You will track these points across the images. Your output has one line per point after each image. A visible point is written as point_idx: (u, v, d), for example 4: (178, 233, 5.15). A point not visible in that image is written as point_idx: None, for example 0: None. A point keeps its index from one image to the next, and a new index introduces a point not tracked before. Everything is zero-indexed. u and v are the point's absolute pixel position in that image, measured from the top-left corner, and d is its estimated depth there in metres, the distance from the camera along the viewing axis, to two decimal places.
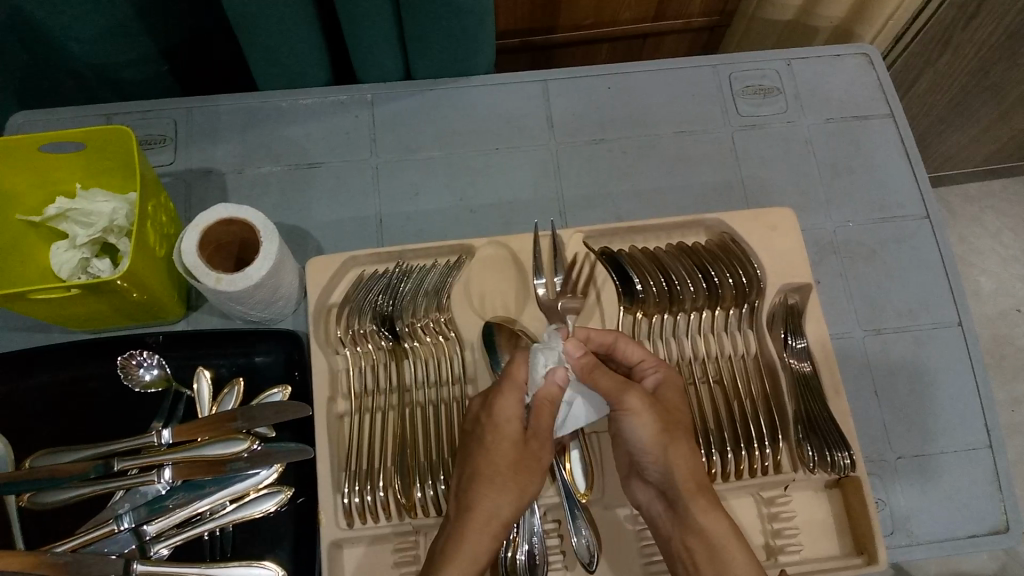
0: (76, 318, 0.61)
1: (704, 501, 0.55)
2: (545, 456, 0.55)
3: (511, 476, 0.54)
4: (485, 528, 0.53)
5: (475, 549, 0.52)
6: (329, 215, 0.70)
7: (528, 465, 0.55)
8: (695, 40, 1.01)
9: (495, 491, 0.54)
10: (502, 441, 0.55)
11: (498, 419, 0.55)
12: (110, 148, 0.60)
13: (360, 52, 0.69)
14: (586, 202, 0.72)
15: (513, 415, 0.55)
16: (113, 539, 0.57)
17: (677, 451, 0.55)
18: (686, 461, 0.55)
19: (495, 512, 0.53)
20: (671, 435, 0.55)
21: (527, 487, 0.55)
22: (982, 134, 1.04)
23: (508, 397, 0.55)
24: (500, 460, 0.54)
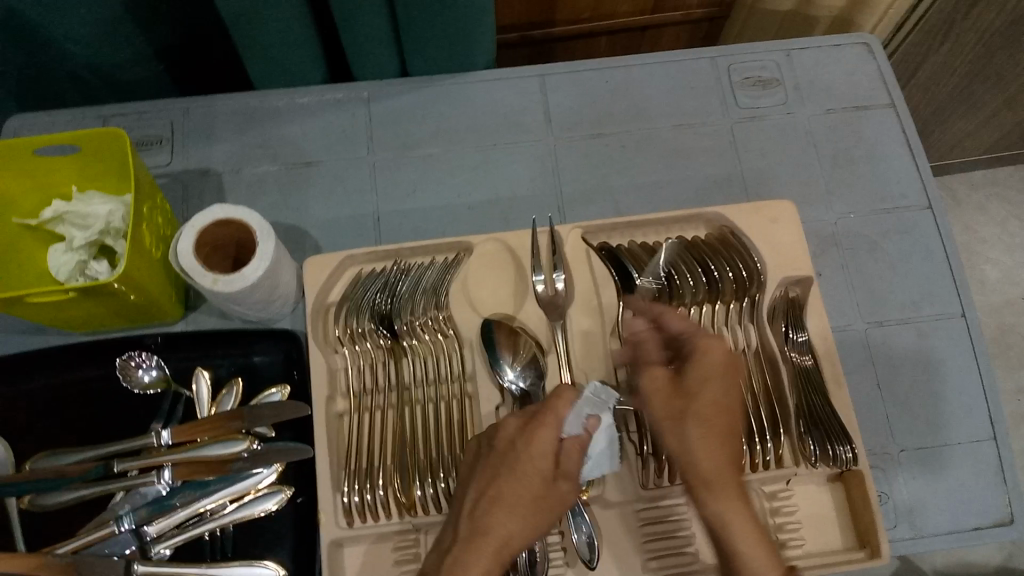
0: (74, 320, 0.61)
1: (727, 495, 0.48)
2: (568, 498, 0.52)
3: (532, 510, 0.51)
4: (493, 556, 0.49)
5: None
6: (327, 214, 0.70)
7: (552, 503, 0.52)
8: (695, 31, 1.00)
9: (512, 520, 0.50)
10: (531, 472, 0.51)
11: (535, 452, 0.51)
12: (105, 149, 0.60)
13: (356, 50, 0.69)
14: (585, 196, 0.72)
15: (550, 452, 0.51)
16: (114, 540, 0.57)
17: (691, 439, 0.50)
18: (712, 454, 0.49)
19: (506, 540, 0.50)
20: (689, 422, 0.50)
21: (542, 521, 0.51)
22: (987, 122, 1.03)
23: (547, 434, 0.51)
24: (524, 492, 0.51)
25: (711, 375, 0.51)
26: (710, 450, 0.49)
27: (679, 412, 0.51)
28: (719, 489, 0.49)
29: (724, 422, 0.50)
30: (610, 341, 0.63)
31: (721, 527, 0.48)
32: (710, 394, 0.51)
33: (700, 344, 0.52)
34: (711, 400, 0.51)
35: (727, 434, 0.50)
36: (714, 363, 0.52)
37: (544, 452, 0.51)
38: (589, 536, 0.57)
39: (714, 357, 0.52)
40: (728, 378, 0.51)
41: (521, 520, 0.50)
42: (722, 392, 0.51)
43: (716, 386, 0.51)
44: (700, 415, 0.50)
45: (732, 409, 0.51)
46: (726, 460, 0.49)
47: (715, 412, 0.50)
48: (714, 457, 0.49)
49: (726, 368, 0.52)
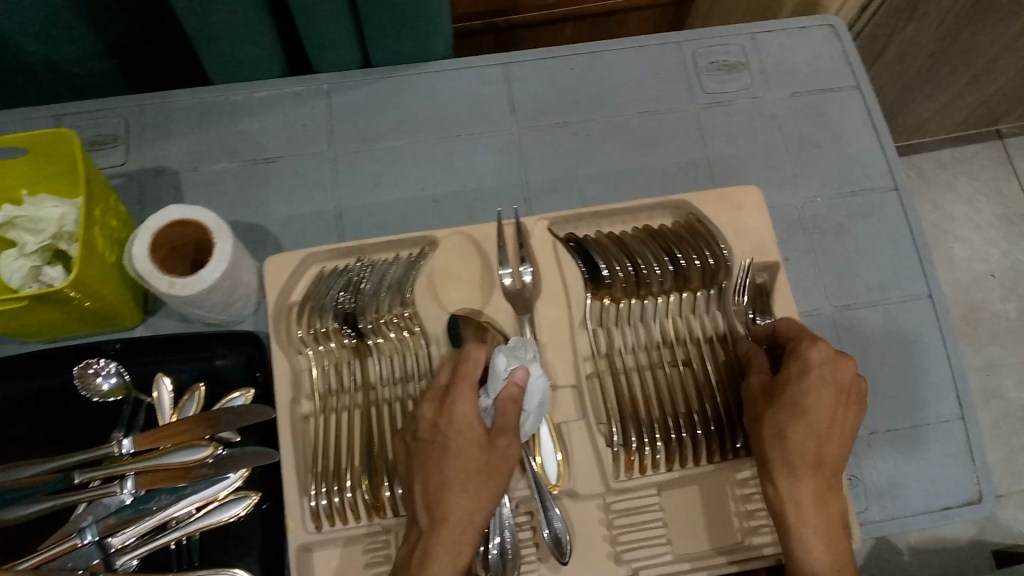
0: (29, 328, 0.59)
1: (805, 490, 0.53)
2: (512, 453, 0.52)
3: (480, 480, 0.51)
4: (460, 537, 0.50)
5: (456, 561, 0.50)
6: (288, 211, 0.69)
7: (497, 465, 0.51)
8: (661, 15, 0.99)
9: (464, 498, 0.51)
10: (463, 446, 0.51)
11: (458, 424, 0.52)
12: (55, 151, 0.58)
13: (313, 42, 0.67)
14: (550, 187, 0.71)
15: (472, 418, 0.52)
16: (78, 553, 0.56)
17: (783, 440, 0.53)
18: (806, 455, 0.53)
19: (468, 518, 0.50)
20: (788, 425, 0.53)
21: (496, 483, 0.51)
22: (954, 99, 1.03)
23: (465, 400, 0.52)
24: (465, 466, 0.51)
25: (820, 382, 0.53)
26: (803, 452, 0.53)
27: (766, 411, 0.54)
28: (797, 484, 0.53)
29: (826, 427, 0.53)
30: (578, 334, 0.62)
31: (789, 516, 0.52)
32: (814, 399, 0.53)
33: (801, 348, 0.54)
34: (818, 408, 0.53)
35: (831, 440, 0.53)
36: (825, 368, 0.53)
37: (468, 422, 0.52)
38: (561, 532, 0.56)
39: (820, 367, 0.53)
40: (829, 384, 0.53)
41: (473, 493, 0.51)
42: (822, 400, 0.53)
43: (822, 394, 0.53)
44: (797, 421, 0.53)
45: (833, 415, 0.53)
46: (818, 461, 0.53)
47: (820, 420, 0.53)
48: (802, 454, 0.53)
49: (837, 378, 0.54)
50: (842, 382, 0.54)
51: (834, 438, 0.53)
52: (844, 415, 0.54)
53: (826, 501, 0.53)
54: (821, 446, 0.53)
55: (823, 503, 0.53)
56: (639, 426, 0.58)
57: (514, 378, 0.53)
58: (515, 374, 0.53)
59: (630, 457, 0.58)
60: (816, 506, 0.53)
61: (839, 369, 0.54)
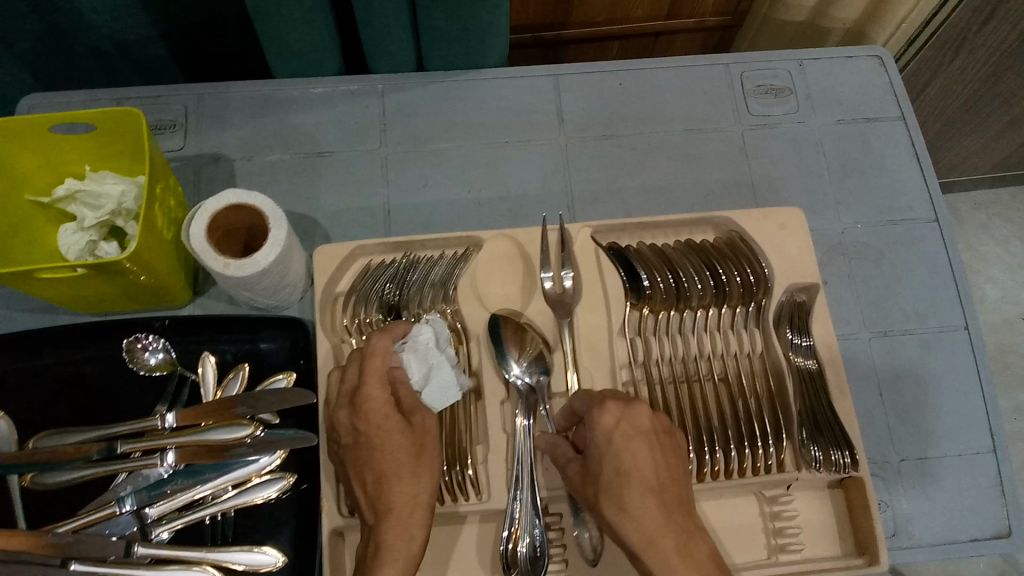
0: (81, 299, 0.61)
1: (669, 553, 0.48)
2: (429, 425, 0.55)
3: (414, 462, 0.53)
4: (409, 521, 0.52)
5: (406, 542, 0.51)
6: (339, 205, 0.70)
7: (424, 445, 0.54)
8: (707, 39, 1.01)
9: (405, 483, 0.53)
10: (389, 436, 0.54)
11: (376, 418, 0.54)
12: (121, 130, 0.60)
13: (374, 43, 0.69)
14: (595, 197, 0.72)
15: (388, 408, 0.55)
16: (115, 521, 0.57)
17: (622, 510, 0.50)
18: (651, 522, 0.49)
19: (414, 500, 0.52)
20: (617, 494, 0.51)
21: (429, 464, 0.54)
22: (992, 140, 1.04)
23: (374, 390, 0.54)
24: (394, 453, 0.53)
25: (629, 439, 0.51)
26: (642, 512, 0.50)
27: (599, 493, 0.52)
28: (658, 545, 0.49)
29: (653, 482, 0.51)
30: (616, 341, 0.63)
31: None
32: (633, 460, 0.51)
33: (592, 417, 0.53)
34: (601, 463, 0.52)
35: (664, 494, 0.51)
36: (624, 424, 0.52)
37: (382, 412, 0.54)
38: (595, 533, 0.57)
39: (606, 430, 0.52)
40: (646, 436, 0.52)
41: (412, 477, 0.53)
42: (628, 449, 0.51)
43: (634, 450, 0.51)
44: (626, 485, 0.51)
45: (636, 470, 0.51)
46: (666, 519, 0.50)
47: (649, 475, 0.51)
48: (649, 517, 0.49)
49: (635, 425, 0.52)
50: (644, 426, 0.52)
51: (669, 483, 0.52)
52: (666, 459, 0.52)
53: (693, 552, 0.49)
54: (653, 505, 0.50)
55: (690, 553, 0.49)
56: None
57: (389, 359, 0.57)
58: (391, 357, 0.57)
59: None
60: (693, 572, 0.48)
61: (634, 416, 0.52)
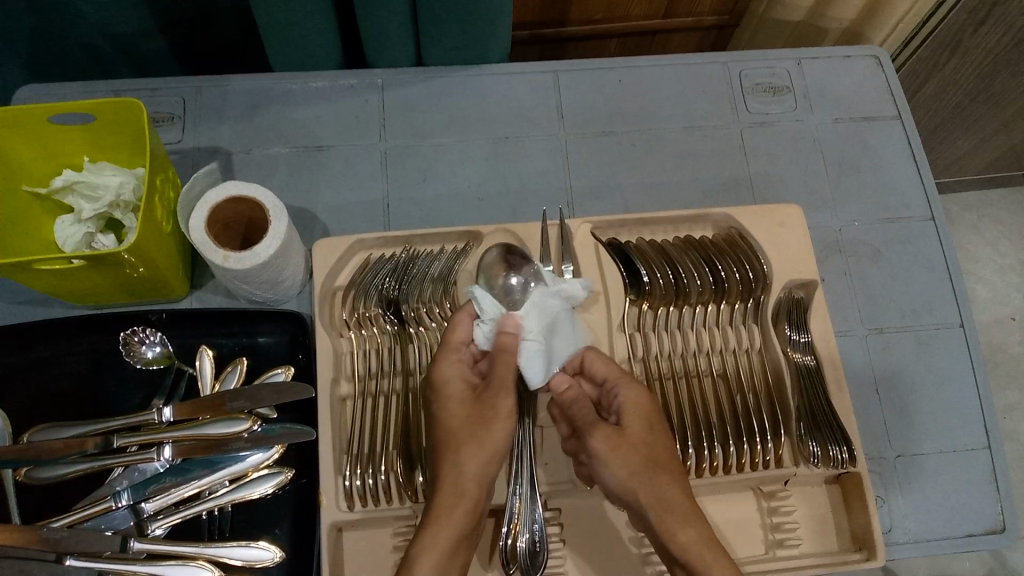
0: (78, 291, 0.60)
1: (698, 532, 0.51)
2: (502, 404, 0.55)
3: (473, 433, 0.54)
4: (459, 492, 0.53)
5: (453, 516, 0.52)
6: (337, 199, 0.70)
7: (486, 419, 0.55)
8: (703, 38, 1.02)
9: (461, 456, 0.54)
10: (451, 406, 0.55)
11: (443, 383, 0.56)
12: (120, 121, 0.60)
13: (373, 37, 0.69)
14: (594, 193, 0.72)
15: (456, 376, 0.56)
16: (110, 516, 0.57)
17: (654, 488, 0.52)
18: (678, 506, 0.52)
19: (464, 474, 0.53)
20: (652, 473, 0.53)
21: (489, 440, 0.54)
22: (984, 142, 1.05)
23: (446, 362, 0.56)
24: (454, 423, 0.55)
25: (654, 422, 0.55)
26: (672, 493, 0.53)
27: (633, 466, 0.53)
28: (684, 527, 0.51)
29: (676, 467, 0.54)
30: (615, 336, 0.63)
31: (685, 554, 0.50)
32: (660, 444, 0.54)
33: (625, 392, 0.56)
34: (640, 438, 0.54)
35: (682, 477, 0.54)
36: (652, 409, 0.55)
37: (449, 380, 0.56)
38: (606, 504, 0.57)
39: (637, 405, 0.55)
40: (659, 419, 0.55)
41: (467, 451, 0.54)
42: (660, 436, 0.54)
43: (660, 432, 0.55)
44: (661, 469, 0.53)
45: (666, 452, 0.54)
46: (689, 501, 0.53)
47: (670, 459, 0.54)
48: (674, 492, 0.53)
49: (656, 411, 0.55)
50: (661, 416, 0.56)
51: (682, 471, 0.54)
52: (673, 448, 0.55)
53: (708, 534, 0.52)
54: (678, 489, 0.53)
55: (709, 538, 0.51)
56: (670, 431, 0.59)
57: (503, 325, 0.56)
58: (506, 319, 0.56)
59: None
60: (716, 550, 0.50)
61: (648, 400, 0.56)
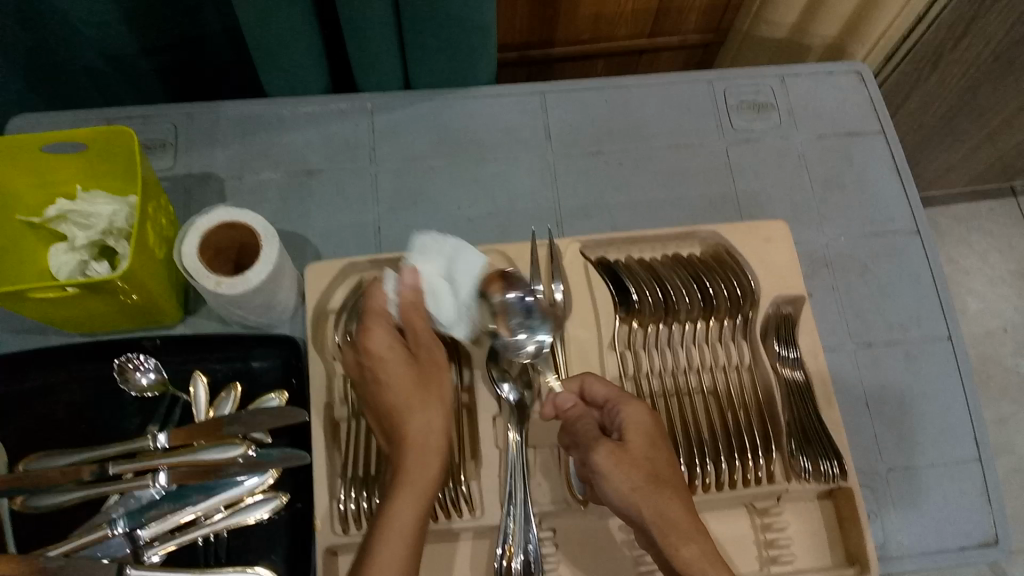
0: (73, 318, 0.61)
1: (698, 548, 0.49)
2: (439, 357, 0.56)
3: (422, 391, 0.54)
4: (425, 450, 0.52)
5: (426, 468, 0.51)
6: (329, 222, 0.71)
7: (429, 376, 0.55)
8: (690, 57, 1.04)
9: (415, 414, 0.53)
10: (395, 368, 0.54)
11: (376, 353, 0.54)
12: (113, 148, 0.60)
13: (361, 62, 0.70)
14: (584, 212, 0.73)
15: (388, 343, 0.55)
16: (107, 543, 0.57)
17: (658, 508, 0.50)
18: (682, 522, 0.50)
19: (429, 431, 0.53)
20: (655, 489, 0.51)
21: (442, 394, 0.55)
22: (969, 155, 1.06)
23: (376, 329, 0.55)
24: (403, 385, 0.54)
25: (655, 443, 0.53)
26: (675, 511, 0.50)
27: (637, 483, 0.51)
28: (682, 547, 0.49)
29: (671, 480, 0.52)
30: (606, 355, 0.63)
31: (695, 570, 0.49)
32: (659, 462, 0.52)
33: (627, 412, 0.54)
34: (642, 453, 0.52)
35: (675, 492, 0.51)
36: (653, 430, 0.53)
37: (383, 347, 0.55)
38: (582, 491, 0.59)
39: (638, 421, 0.53)
40: (659, 436, 0.53)
41: (421, 405, 0.54)
42: (663, 453, 0.53)
43: (660, 451, 0.52)
44: (660, 491, 0.51)
45: (668, 468, 0.52)
46: (690, 513, 0.51)
47: (671, 476, 0.52)
48: (676, 507, 0.50)
49: (655, 430, 0.53)
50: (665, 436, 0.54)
51: (678, 485, 0.52)
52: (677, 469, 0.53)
53: (708, 542, 0.50)
54: (682, 505, 0.51)
55: (711, 550, 0.49)
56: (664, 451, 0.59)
57: (408, 281, 0.56)
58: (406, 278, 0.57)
59: None
60: (715, 562, 0.49)
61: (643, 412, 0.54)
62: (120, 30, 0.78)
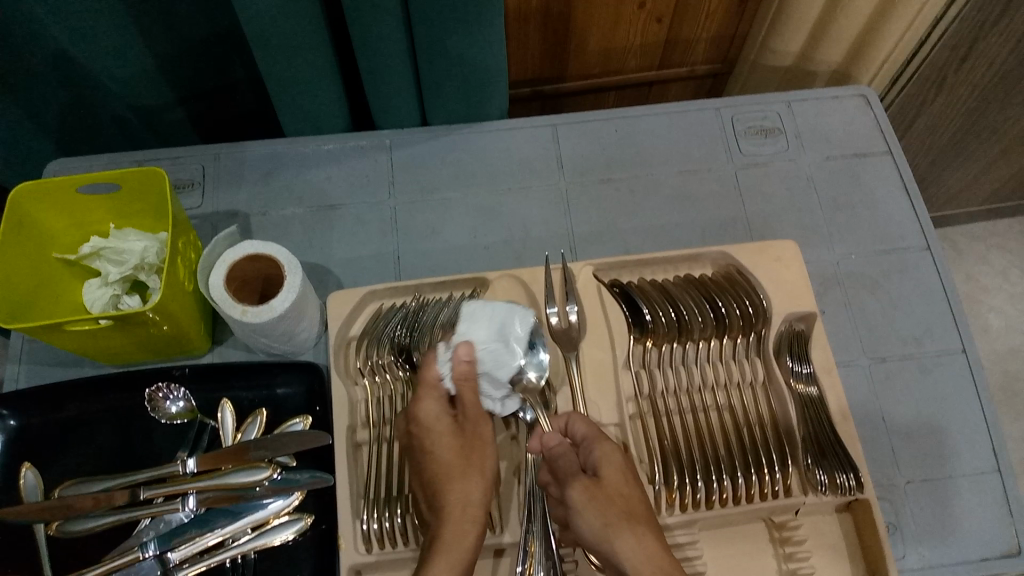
0: (106, 350, 0.63)
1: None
2: (484, 433, 0.58)
3: (464, 463, 0.56)
4: (463, 518, 0.53)
5: (463, 537, 0.52)
6: (350, 253, 0.73)
7: (474, 452, 0.57)
8: (700, 86, 1.08)
9: (461, 484, 0.55)
10: (440, 437, 0.56)
11: (426, 421, 0.57)
12: (144, 188, 0.64)
13: (378, 101, 0.73)
14: (597, 237, 0.75)
15: (438, 412, 0.57)
16: (138, 566, 0.58)
17: (625, 541, 0.51)
18: (657, 554, 0.50)
19: (468, 501, 0.54)
20: (628, 524, 0.52)
21: (484, 468, 0.56)
22: (984, 173, 1.07)
23: (428, 399, 0.57)
24: (448, 454, 0.56)
25: (626, 480, 0.54)
26: (648, 550, 0.51)
27: (613, 517, 0.52)
28: None
29: (642, 519, 0.53)
30: (621, 374, 0.65)
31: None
32: (629, 499, 0.53)
33: (598, 453, 0.55)
34: (617, 489, 0.54)
35: (652, 533, 0.52)
36: (625, 467, 0.55)
37: (433, 418, 0.57)
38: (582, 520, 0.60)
39: (610, 459, 0.55)
40: (627, 473, 0.55)
41: (464, 478, 0.55)
42: (635, 488, 0.54)
43: (627, 491, 0.54)
44: (631, 528, 0.52)
45: (641, 505, 0.54)
46: (670, 556, 0.51)
47: (638, 513, 0.53)
48: (655, 555, 0.50)
49: (620, 471, 0.55)
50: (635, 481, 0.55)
51: (648, 519, 0.53)
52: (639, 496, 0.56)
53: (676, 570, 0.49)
54: (653, 539, 0.51)
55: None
56: (679, 466, 0.59)
57: (458, 355, 0.57)
58: (460, 350, 0.57)
59: (671, 495, 0.59)
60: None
61: (609, 452, 0.56)
62: (151, 79, 0.83)
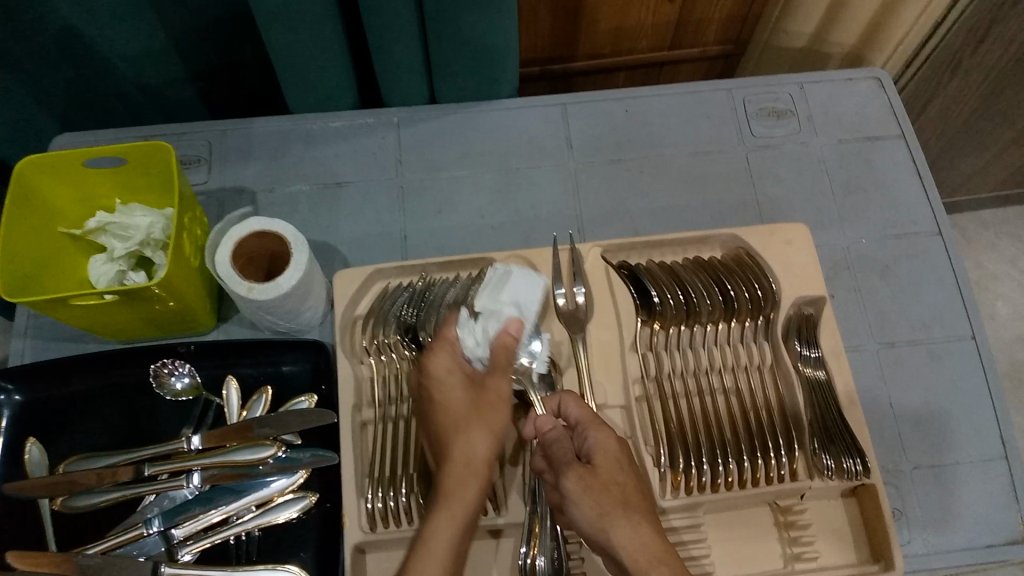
0: (111, 326, 0.63)
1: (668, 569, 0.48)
2: (504, 390, 0.56)
3: (472, 415, 0.55)
4: (467, 475, 0.53)
5: (466, 497, 0.53)
6: (356, 232, 0.73)
7: (488, 405, 0.55)
8: (710, 68, 1.06)
9: (468, 437, 0.54)
10: (451, 392, 0.55)
11: (437, 374, 0.56)
12: (150, 162, 0.63)
13: (387, 78, 0.72)
14: (605, 218, 0.74)
15: (451, 365, 0.56)
16: (142, 542, 0.59)
17: (620, 528, 0.50)
18: (652, 543, 0.50)
19: (474, 458, 0.54)
20: (623, 512, 0.51)
21: (496, 422, 0.55)
22: (996, 159, 1.06)
23: (439, 353, 0.56)
24: (456, 410, 0.55)
25: (621, 468, 0.54)
26: (643, 536, 0.50)
27: (608, 505, 0.51)
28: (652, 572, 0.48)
29: (637, 501, 0.52)
30: (628, 356, 0.64)
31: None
32: (624, 484, 0.53)
33: (594, 438, 0.55)
34: (612, 477, 0.53)
35: (649, 520, 0.52)
36: (618, 453, 0.54)
37: (445, 370, 0.56)
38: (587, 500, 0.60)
39: (606, 447, 0.54)
40: (620, 458, 0.54)
41: (471, 430, 0.54)
42: (629, 474, 0.54)
43: (621, 474, 0.53)
44: (626, 516, 0.51)
45: (636, 494, 0.53)
46: (666, 544, 0.50)
47: (633, 496, 0.52)
48: (652, 543, 0.50)
49: (614, 454, 0.54)
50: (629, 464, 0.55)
51: (643, 504, 0.53)
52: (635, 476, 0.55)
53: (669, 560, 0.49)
54: (649, 528, 0.51)
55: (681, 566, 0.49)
56: (684, 448, 0.59)
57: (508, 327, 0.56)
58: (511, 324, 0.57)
59: (676, 478, 0.58)
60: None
61: (603, 436, 0.55)
62: (158, 54, 0.82)
